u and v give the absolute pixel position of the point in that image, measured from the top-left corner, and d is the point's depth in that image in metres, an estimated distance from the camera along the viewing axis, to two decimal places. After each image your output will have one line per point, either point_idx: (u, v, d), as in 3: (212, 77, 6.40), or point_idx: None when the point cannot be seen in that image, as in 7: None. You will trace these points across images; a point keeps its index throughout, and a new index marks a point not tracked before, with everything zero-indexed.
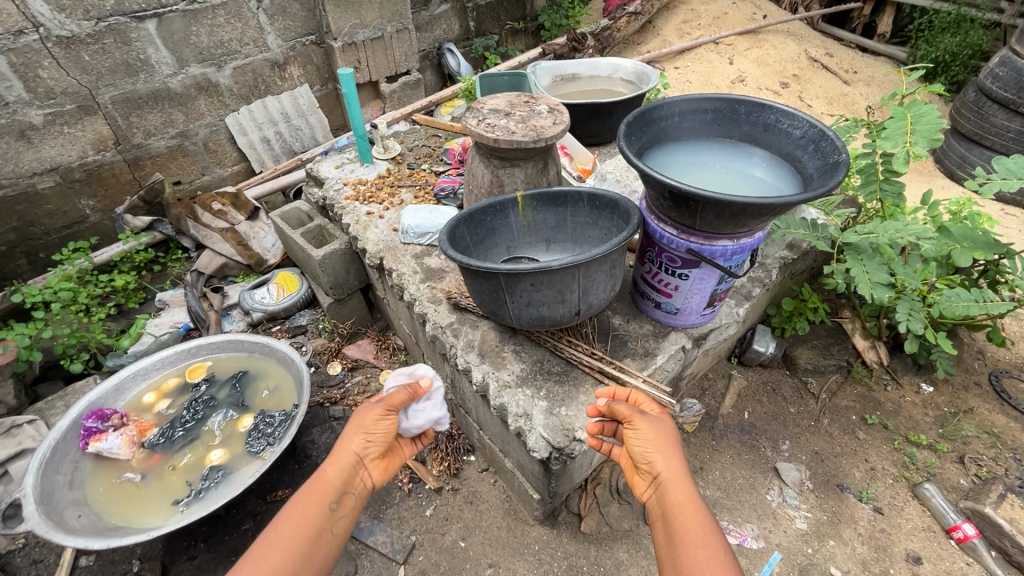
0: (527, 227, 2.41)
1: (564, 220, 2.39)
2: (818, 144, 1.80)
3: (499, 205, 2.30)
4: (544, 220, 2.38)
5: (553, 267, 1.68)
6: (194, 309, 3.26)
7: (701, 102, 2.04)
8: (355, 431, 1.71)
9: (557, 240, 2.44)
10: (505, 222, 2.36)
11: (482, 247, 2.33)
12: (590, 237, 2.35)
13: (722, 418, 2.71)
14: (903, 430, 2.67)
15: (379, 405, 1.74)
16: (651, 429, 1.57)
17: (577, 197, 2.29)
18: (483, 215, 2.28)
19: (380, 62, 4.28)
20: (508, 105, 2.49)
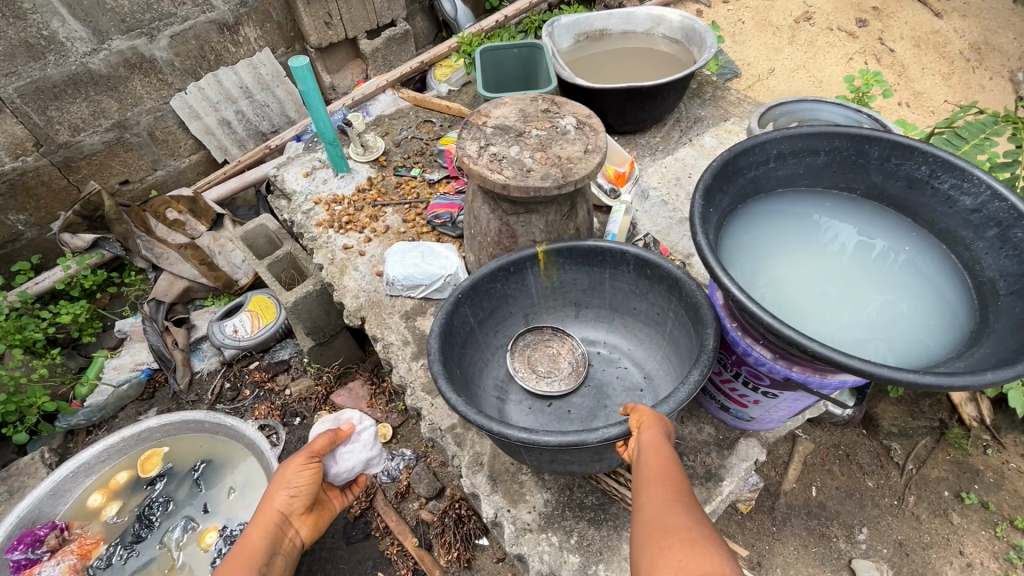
0: (549, 289, 1.79)
1: (599, 283, 1.76)
2: (1005, 231, 1.15)
3: (513, 267, 1.67)
4: (574, 282, 1.75)
5: (592, 442, 1.22)
6: (156, 347, 2.75)
7: (813, 139, 1.36)
8: (279, 486, 1.45)
9: (589, 304, 1.83)
10: (521, 285, 1.73)
11: (492, 322, 1.76)
12: (635, 309, 1.75)
13: (784, 496, 2.25)
14: (1007, 511, 2.19)
15: (299, 454, 1.47)
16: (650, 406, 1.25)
17: (620, 259, 1.64)
18: (490, 283, 1.66)
19: (357, 13, 3.41)
20: (520, 118, 1.81)
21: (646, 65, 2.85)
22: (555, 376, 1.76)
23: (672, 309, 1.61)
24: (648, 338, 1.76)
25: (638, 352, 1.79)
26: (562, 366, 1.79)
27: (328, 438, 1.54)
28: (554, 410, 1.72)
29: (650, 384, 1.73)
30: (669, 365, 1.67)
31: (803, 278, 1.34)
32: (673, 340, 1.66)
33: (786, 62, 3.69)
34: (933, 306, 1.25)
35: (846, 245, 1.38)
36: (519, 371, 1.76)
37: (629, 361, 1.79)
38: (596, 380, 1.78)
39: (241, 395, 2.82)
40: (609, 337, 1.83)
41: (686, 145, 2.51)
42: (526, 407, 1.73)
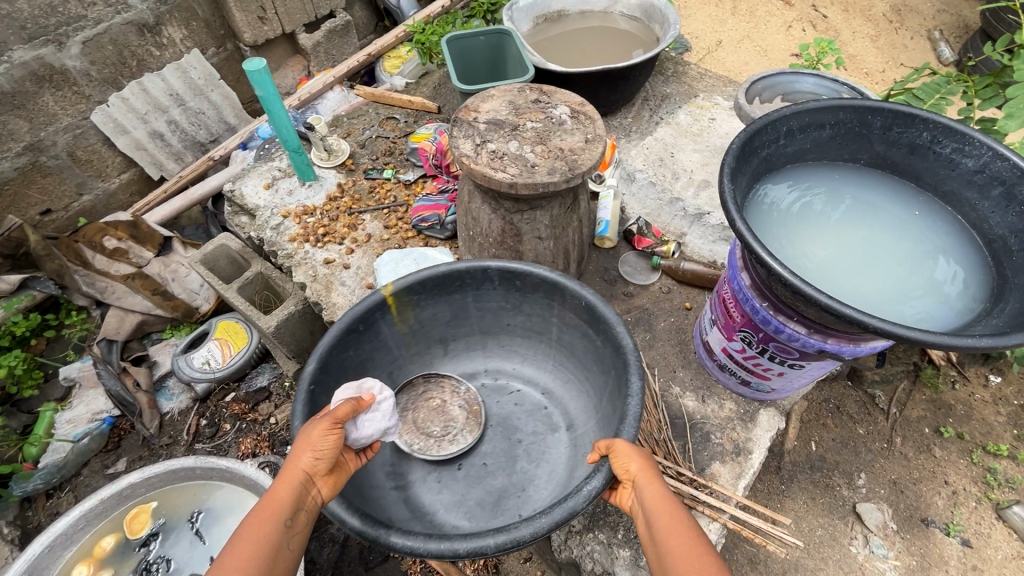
0: (408, 334, 1.72)
1: (462, 309, 1.76)
2: (1010, 188, 1.21)
3: (363, 322, 1.57)
4: (435, 315, 1.73)
5: (581, 509, 1.18)
6: (116, 392, 2.48)
7: (820, 113, 1.38)
8: (303, 445, 1.23)
9: (454, 336, 1.83)
10: (378, 340, 1.64)
11: None
12: (510, 325, 1.79)
13: (788, 454, 2.35)
14: (979, 438, 2.40)
15: (324, 416, 1.27)
16: (630, 444, 1.21)
17: (481, 279, 1.64)
18: (343, 352, 1.53)
19: (293, 5, 3.17)
20: (511, 111, 1.74)
21: (608, 45, 2.82)
22: (453, 433, 1.70)
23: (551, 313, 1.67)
24: (529, 350, 1.83)
25: (525, 368, 1.84)
26: (452, 416, 1.74)
27: (351, 405, 1.33)
28: (467, 468, 1.66)
29: (550, 397, 1.78)
30: (563, 371, 1.76)
31: (823, 251, 1.35)
32: (560, 343, 1.73)
33: (731, 33, 3.78)
34: (950, 264, 1.29)
35: (851, 218, 1.41)
36: (413, 443, 1.67)
37: (518, 380, 1.84)
38: (497, 415, 1.77)
39: (222, 431, 2.61)
40: (487, 364, 1.86)
41: (661, 124, 2.51)
42: (434, 479, 1.64)
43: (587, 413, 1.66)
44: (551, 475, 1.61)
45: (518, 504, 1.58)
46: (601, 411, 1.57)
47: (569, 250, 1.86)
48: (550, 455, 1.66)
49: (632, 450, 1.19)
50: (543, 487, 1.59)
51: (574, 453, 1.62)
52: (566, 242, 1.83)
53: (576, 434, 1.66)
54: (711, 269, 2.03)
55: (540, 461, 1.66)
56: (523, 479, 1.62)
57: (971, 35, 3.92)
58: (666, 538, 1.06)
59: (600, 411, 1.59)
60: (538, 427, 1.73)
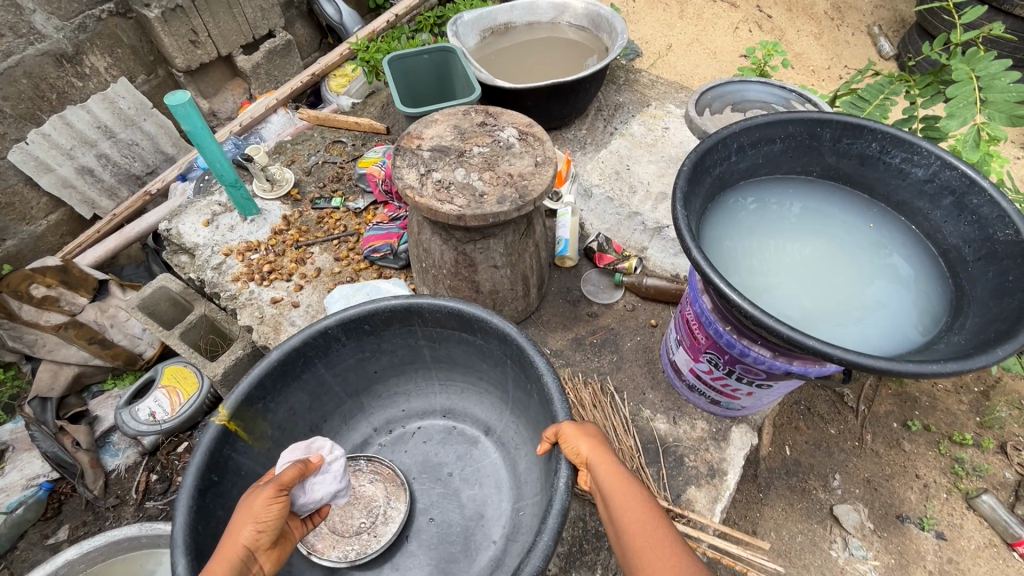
0: (275, 446, 1.50)
1: (318, 386, 1.59)
2: (961, 198, 1.19)
3: (218, 470, 1.31)
4: (296, 408, 1.53)
5: (568, 506, 1.13)
6: (54, 454, 2.28)
7: (769, 128, 1.34)
8: (243, 519, 1.14)
9: (325, 416, 1.65)
10: (240, 476, 1.39)
11: None
12: (380, 369, 1.70)
13: (763, 461, 2.33)
14: (944, 428, 2.44)
15: (268, 486, 1.17)
16: (577, 426, 1.21)
17: (328, 341, 1.51)
18: (209, 520, 1.25)
19: (227, 27, 3.02)
20: (456, 135, 1.66)
21: (557, 57, 2.77)
22: (381, 512, 1.57)
23: (416, 337, 1.63)
24: (410, 383, 1.77)
25: (413, 402, 1.78)
26: (370, 497, 1.59)
27: (296, 471, 1.25)
28: (418, 535, 1.56)
29: (452, 416, 1.76)
30: (453, 385, 1.76)
31: (777, 271, 1.32)
32: (438, 361, 1.71)
33: (680, 37, 3.78)
34: (904, 272, 1.29)
35: (797, 233, 1.39)
36: (348, 554, 1.48)
37: (411, 420, 1.77)
38: (413, 465, 1.68)
39: (175, 486, 2.43)
40: (375, 423, 1.75)
41: (615, 136, 2.47)
42: (392, 569, 1.50)
43: (496, 410, 1.69)
44: (497, 484, 1.61)
45: (487, 531, 1.54)
46: (522, 414, 1.58)
47: (527, 276, 1.79)
48: (483, 467, 1.65)
49: (579, 433, 1.18)
50: (499, 500, 1.58)
51: (507, 453, 1.64)
52: (523, 268, 1.76)
53: (498, 434, 1.68)
54: (674, 283, 2.00)
55: (479, 479, 1.64)
56: (478, 505, 1.59)
57: (908, 29, 4.05)
58: (622, 515, 1.09)
59: (520, 415, 1.59)
60: (459, 450, 1.71)
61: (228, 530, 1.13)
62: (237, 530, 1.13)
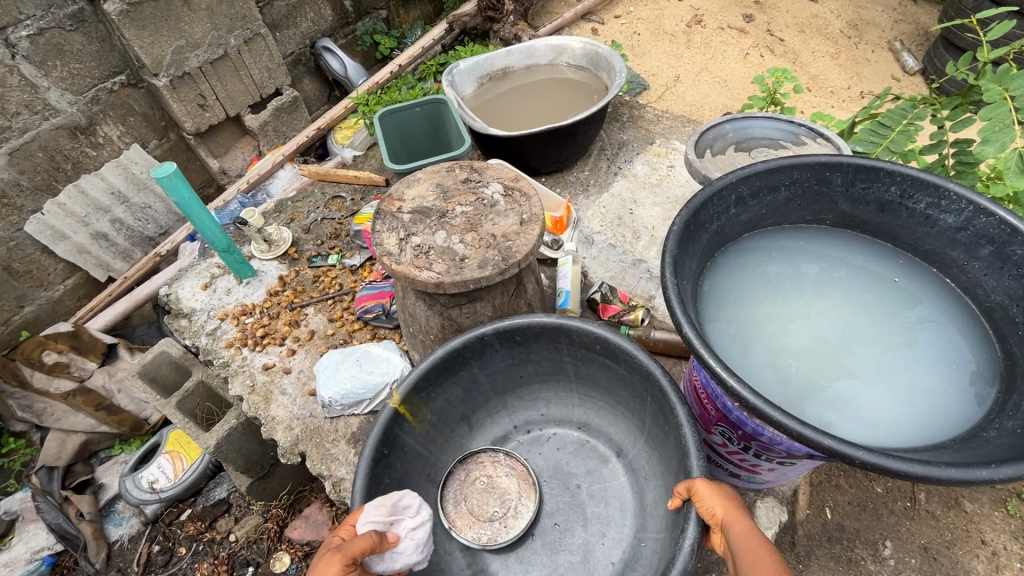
0: (432, 432, 1.53)
1: (473, 381, 1.59)
2: (1001, 248, 1.03)
3: (386, 445, 1.39)
4: (451, 400, 1.56)
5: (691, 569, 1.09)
6: (58, 526, 2.25)
7: (771, 175, 1.21)
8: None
9: (474, 411, 1.63)
10: (404, 453, 1.45)
11: None
12: (525, 376, 1.64)
13: (802, 526, 2.09)
14: (1012, 484, 2.15)
15: (338, 554, 1.06)
16: (713, 486, 1.12)
17: (483, 345, 1.49)
18: (378, 485, 1.35)
19: (234, 88, 3.09)
20: (439, 194, 1.58)
21: (554, 98, 2.72)
22: (513, 505, 1.53)
23: (565, 350, 1.55)
24: (550, 390, 1.67)
25: (552, 408, 1.69)
26: (504, 489, 1.56)
27: (368, 543, 1.12)
28: (542, 536, 1.51)
29: (586, 431, 1.64)
30: (591, 401, 1.63)
31: (797, 332, 1.18)
32: (580, 376, 1.60)
33: (688, 67, 3.69)
34: (940, 337, 1.13)
35: (821, 287, 1.25)
36: (480, 538, 1.47)
37: (549, 425, 1.68)
38: (545, 468, 1.62)
39: (176, 557, 2.36)
40: (514, 421, 1.68)
41: (617, 177, 2.37)
42: (515, 561, 1.47)
43: (632, 434, 1.55)
44: (624, 508, 1.50)
45: (607, 551, 1.46)
46: (659, 449, 1.42)
47: None
48: (612, 489, 1.55)
49: (713, 491, 1.10)
50: (623, 524, 1.48)
51: (637, 481, 1.51)
52: None
53: (630, 458, 1.55)
54: None
55: (606, 499, 1.54)
56: (602, 525, 1.50)
57: (932, 44, 3.84)
58: None
59: (656, 449, 1.43)
60: (590, 463, 1.61)
61: None
62: None
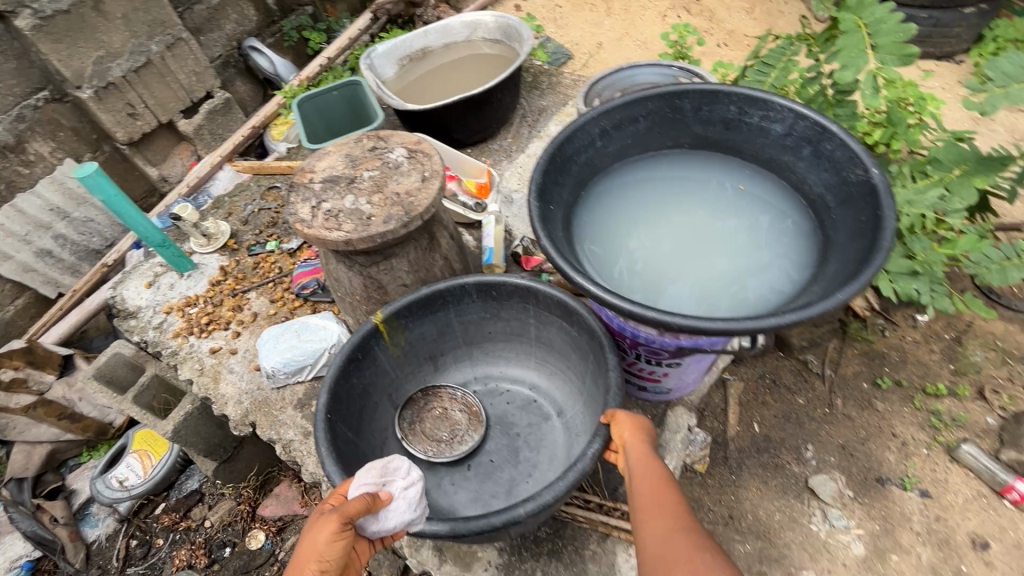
0: (402, 357, 1.66)
1: (447, 326, 1.72)
2: (817, 145, 1.20)
3: (361, 351, 1.52)
4: (425, 335, 1.68)
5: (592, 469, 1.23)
6: (33, 532, 2.32)
7: (629, 107, 1.35)
8: (309, 548, 1.06)
9: (442, 351, 1.76)
10: (376, 367, 1.58)
11: (367, 423, 1.53)
12: (492, 333, 1.76)
13: (733, 442, 2.28)
14: (918, 382, 2.37)
15: (332, 518, 1.07)
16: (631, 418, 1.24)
17: (461, 292, 1.63)
18: (349, 382, 1.46)
19: (163, 95, 3.13)
20: (348, 163, 1.68)
21: (475, 72, 2.82)
22: (460, 433, 1.64)
23: (531, 314, 1.66)
24: (513, 351, 1.78)
25: (511, 368, 1.80)
26: (456, 420, 1.67)
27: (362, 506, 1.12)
28: (478, 466, 1.60)
29: (538, 392, 1.74)
30: (548, 365, 1.73)
31: (665, 241, 1.32)
32: (541, 341, 1.71)
33: (609, 33, 3.82)
34: (780, 232, 1.28)
35: (691, 204, 1.38)
36: (427, 452, 1.59)
37: (506, 381, 1.79)
38: (493, 415, 1.72)
39: (154, 548, 2.44)
40: (476, 372, 1.80)
41: (536, 140, 2.51)
42: (449, 483, 1.57)
43: (575, 397, 1.65)
44: (553, 460, 1.59)
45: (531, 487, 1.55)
46: (592, 404, 1.52)
47: None
48: (548, 444, 1.63)
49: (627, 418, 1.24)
50: (549, 470, 1.57)
51: (570, 437, 1.60)
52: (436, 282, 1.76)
53: (568, 418, 1.65)
54: None
55: (540, 447, 1.64)
56: (530, 467, 1.59)
57: None
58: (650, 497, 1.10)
59: (590, 407, 1.53)
60: (532, 419, 1.70)
61: (294, 559, 1.06)
62: (302, 561, 1.05)
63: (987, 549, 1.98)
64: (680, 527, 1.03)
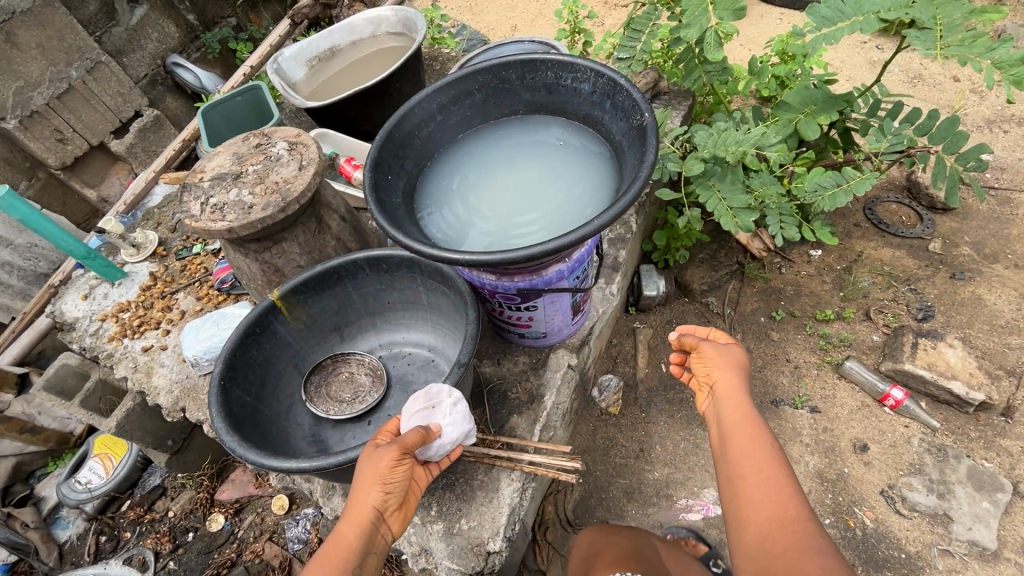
0: (304, 329, 1.82)
1: (347, 299, 1.88)
2: (614, 99, 1.37)
3: (260, 325, 1.68)
4: (326, 309, 1.85)
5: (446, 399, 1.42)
6: (6, 538, 2.48)
7: (461, 83, 1.51)
8: (372, 478, 1.22)
9: (347, 323, 1.92)
10: (277, 339, 1.74)
11: (271, 389, 1.69)
12: (391, 302, 1.92)
13: (642, 383, 2.49)
14: (810, 310, 2.56)
15: (391, 448, 1.24)
16: (716, 349, 1.47)
17: (353, 267, 1.78)
18: (246, 353, 1.62)
19: (91, 117, 3.24)
20: (235, 160, 1.83)
21: (381, 65, 2.95)
22: (362, 393, 1.82)
23: (419, 283, 1.82)
24: (411, 317, 1.93)
25: (412, 334, 1.96)
26: (360, 381, 1.84)
27: (417, 436, 1.29)
28: (376, 420, 1.78)
29: (435, 353, 1.90)
30: (442, 329, 1.88)
31: (499, 195, 1.49)
32: (432, 307, 1.86)
33: (523, 14, 3.95)
34: (593, 174, 1.45)
35: (526, 160, 1.54)
36: (328, 410, 1.75)
37: (408, 345, 1.95)
38: (395, 375, 1.89)
39: (123, 540, 2.61)
40: (380, 338, 1.96)
41: None
42: (351, 436, 1.74)
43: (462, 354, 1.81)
44: None
45: None
46: None
47: None
48: None
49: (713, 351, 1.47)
50: None
51: None
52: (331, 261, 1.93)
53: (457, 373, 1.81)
54: None
55: None
56: None
57: None
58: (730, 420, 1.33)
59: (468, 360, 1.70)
60: (428, 376, 1.87)
61: (358, 485, 1.23)
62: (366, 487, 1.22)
63: (868, 451, 2.19)
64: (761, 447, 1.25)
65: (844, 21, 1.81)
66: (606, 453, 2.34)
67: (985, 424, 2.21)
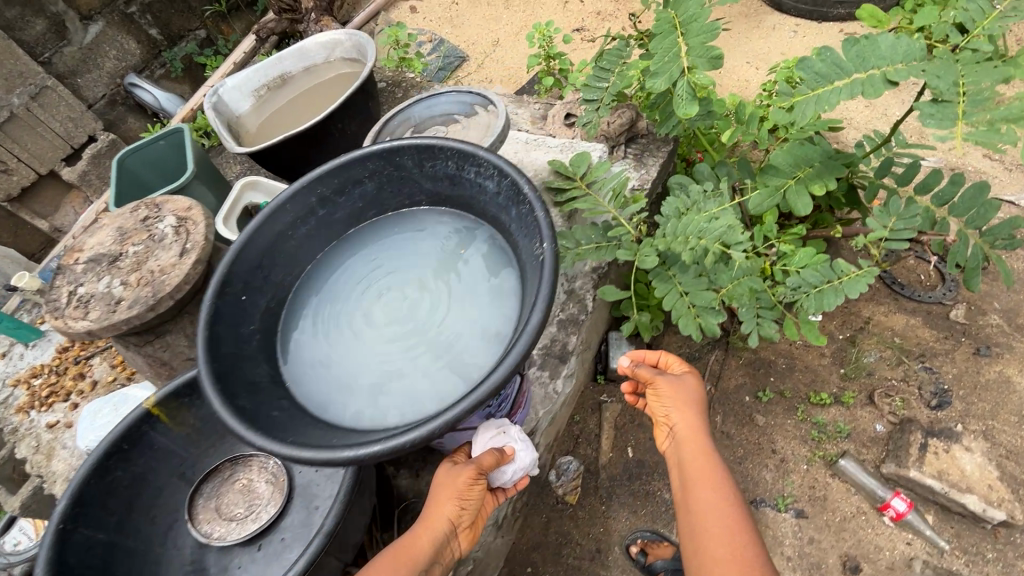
0: (194, 435, 1.59)
1: None
2: (520, 207, 1.08)
3: (130, 440, 1.45)
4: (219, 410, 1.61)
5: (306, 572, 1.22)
6: None
7: (347, 170, 1.23)
8: (447, 493, 1.24)
9: None
10: (155, 451, 1.50)
11: (142, 514, 1.46)
12: None
13: (605, 470, 2.19)
14: (803, 391, 2.23)
15: (469, 469, 1.25)
16: (674, 385, 1.51)
17: None
18: (106, 477, 1.39)
19: (38, 145, 3.07)
20: (118, 237, 1.60)
21: (333, 94, 2.67)
22: (258, 509, 1.53)
23: None
24: None
25: None
26: (258, 492, 1.55)
27: (493, 460, 1.29)
28: (268, 545, 1.48)
29: None
30: None
31: (385, 313, 1.22)
32: None
33: (506, 27, 3.61)
34: (496, 293, 1.17)
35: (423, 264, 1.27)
36: (213, 533, 1.48)
37: None
38: (301, 482, 1.57)
39: None
40: None
41: None
42: (236, 566, 1.45)
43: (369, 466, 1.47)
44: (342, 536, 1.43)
45: None
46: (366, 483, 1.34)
47: None
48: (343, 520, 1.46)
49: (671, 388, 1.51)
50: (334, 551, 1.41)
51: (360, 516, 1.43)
52: None
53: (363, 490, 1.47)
54: None
55: None
56: None
57: None
58: (688, 456, 1.40)
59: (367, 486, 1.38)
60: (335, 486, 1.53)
61: (434, 499, 1.25)
62: (442, 502, 1.24)
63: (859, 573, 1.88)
64: (716, 481, 1.33)
65: (846, 77, 1.47)
66: (558, 553, 2.06)
67: (1005, 546, 1.86)
